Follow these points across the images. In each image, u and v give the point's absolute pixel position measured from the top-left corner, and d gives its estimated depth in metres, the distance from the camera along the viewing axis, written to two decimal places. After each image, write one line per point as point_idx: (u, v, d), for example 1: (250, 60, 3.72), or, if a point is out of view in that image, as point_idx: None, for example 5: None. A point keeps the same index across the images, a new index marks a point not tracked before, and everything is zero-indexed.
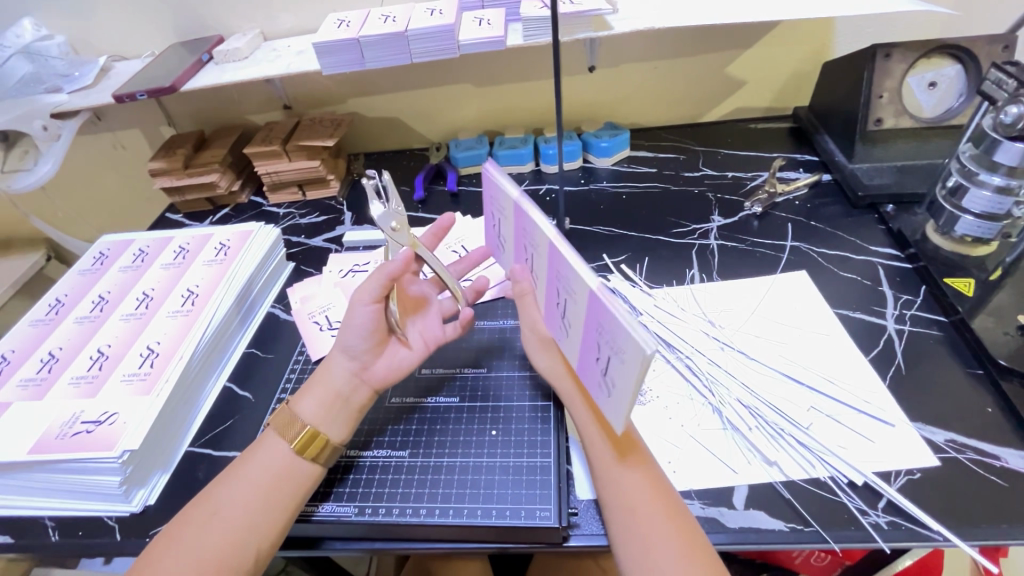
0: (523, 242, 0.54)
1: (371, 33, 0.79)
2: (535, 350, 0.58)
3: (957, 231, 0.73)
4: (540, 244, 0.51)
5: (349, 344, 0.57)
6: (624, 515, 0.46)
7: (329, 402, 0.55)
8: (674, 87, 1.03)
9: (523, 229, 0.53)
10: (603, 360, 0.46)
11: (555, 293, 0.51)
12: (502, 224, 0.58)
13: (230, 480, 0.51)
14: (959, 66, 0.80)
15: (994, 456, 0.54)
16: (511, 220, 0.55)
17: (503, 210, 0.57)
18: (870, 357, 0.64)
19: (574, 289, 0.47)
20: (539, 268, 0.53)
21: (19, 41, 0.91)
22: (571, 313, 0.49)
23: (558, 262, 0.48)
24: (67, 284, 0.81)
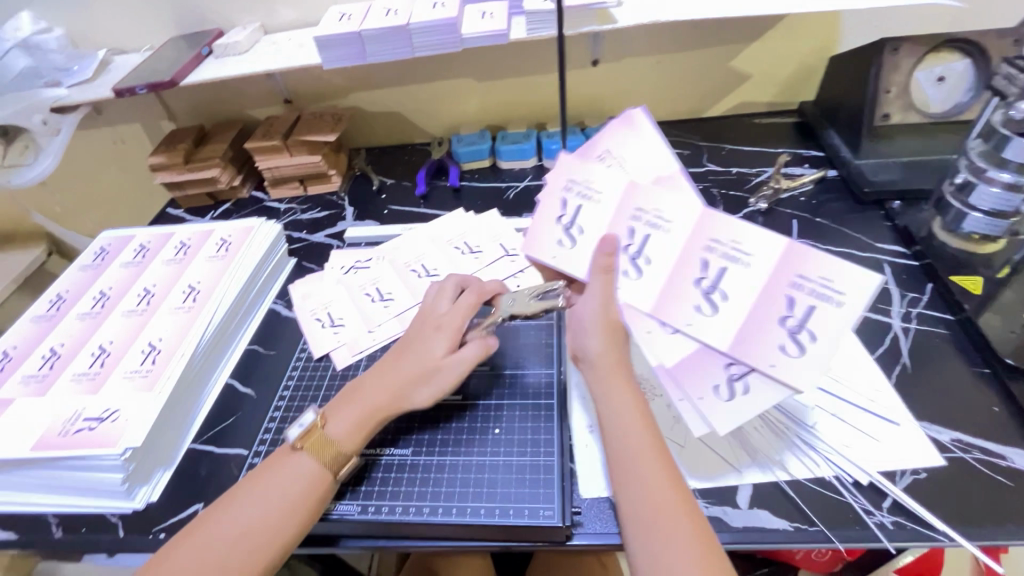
0: (627, 216, 0.52)
1: (372, 26, 0.78)
2: (587, 330, 0.52)
3: (965, 229, 0.72)
4: (673, 215, 0.50)
5: (419, 348, 0.59)
6: (642, 519, 0.45)
7: (360, 419, 0.56)
8: (678, 81, 1.02)
9: (631, 202, 0.52)
10: (707, 278, 0.49)
11: (693, 263, 0.49)
12: (580, 212, 0.55)
13: (244, 491, 0.51)
14: (968, 60, 0.78)
15: (1000, 456, 0.54)
16: (609, 198, 0.53)
17: (590, 193, 0.54)
18: (875, 356, 0.64)
19: (752, 255, 0.48)
20: (651, 240, 0.51)
21: (17, 34, 0.90)
22: (722, 281, 0.48)
23: (713, 229, 0.49)
24: (69, 280, 0.81)
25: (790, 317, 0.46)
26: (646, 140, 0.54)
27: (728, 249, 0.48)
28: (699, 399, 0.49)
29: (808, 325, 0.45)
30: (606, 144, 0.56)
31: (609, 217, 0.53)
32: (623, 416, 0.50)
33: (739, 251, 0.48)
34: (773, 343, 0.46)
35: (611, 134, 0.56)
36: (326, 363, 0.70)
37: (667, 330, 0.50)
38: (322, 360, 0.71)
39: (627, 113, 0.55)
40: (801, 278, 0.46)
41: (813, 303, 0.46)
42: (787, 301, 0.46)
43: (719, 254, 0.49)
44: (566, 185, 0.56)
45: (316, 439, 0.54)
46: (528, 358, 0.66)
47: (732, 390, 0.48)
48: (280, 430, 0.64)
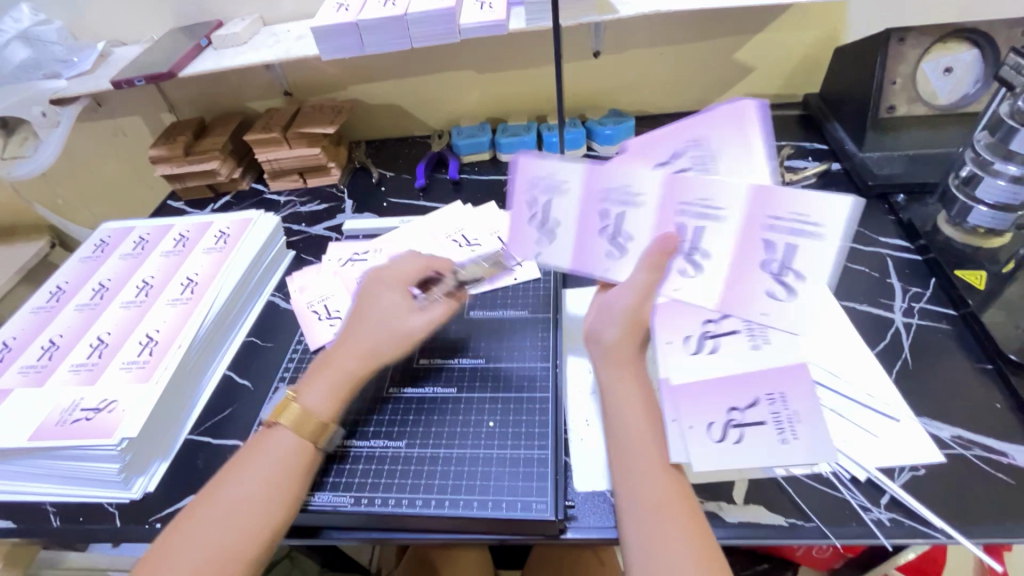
0: (595, 204, 0.54)
1: (370, 17, 0.78)
2: (613, 318, 0.53)
3: (970, 222, 0.71)
4: (642, 186, 0.52)
5: (376, 308, 0.60)
6: (648, 512, 0.45)
7: (335, 387, 0.56)
8: (681, 72, 1.00)
9: (594, 187, 0.53)
10: (688, 242, 0.52)
11: (667, 231, 0.52)
12: (552, 206, 0.56)
13: (233, 474, 0.51)
14: (977, 51, 0.76)
15: (1002, 453, 0.53)
16: (574, 189, 0.54)
17: (557, 188, 0.55)
18: (876, 351, 0.63)
19: (722, 209, 0.49)
20: (626, 217, 0.53)
21: (17, 26, 0.89)
22: (725, 337, 0.56)
23: (682, 190, 0.50)
24: (68, 271, 0.81)
25: (771, 261, 0.50)
26: (758, 143, 0.48)
27: (699, 207, 0.50)
28: (690, 429, 0.51)
29: (791, 266, 0.49)
30: (701, 130, 0.49)
31: (575, 206, 0.55)
32: (630, 406, 0.50)
33: (709, 209, 0.50)
34: (762, 289, 0.51)
35: (721, 122, 0.49)
36: None
37: (689, 350, 0.55)
38: (318, 352, 0.71)
39: (736, 102, 0.48)
40: (774, 219, 0.48)
41: (789, 239, 0.48)
42: (764, 244, 0.49)
43: (689, 214, 0.51)
44: (530, 186, 0.56)
45: (294, 415, 0.54)
46: (524, 351, 0.66)
47: (726, 433, 0.50)
48: None
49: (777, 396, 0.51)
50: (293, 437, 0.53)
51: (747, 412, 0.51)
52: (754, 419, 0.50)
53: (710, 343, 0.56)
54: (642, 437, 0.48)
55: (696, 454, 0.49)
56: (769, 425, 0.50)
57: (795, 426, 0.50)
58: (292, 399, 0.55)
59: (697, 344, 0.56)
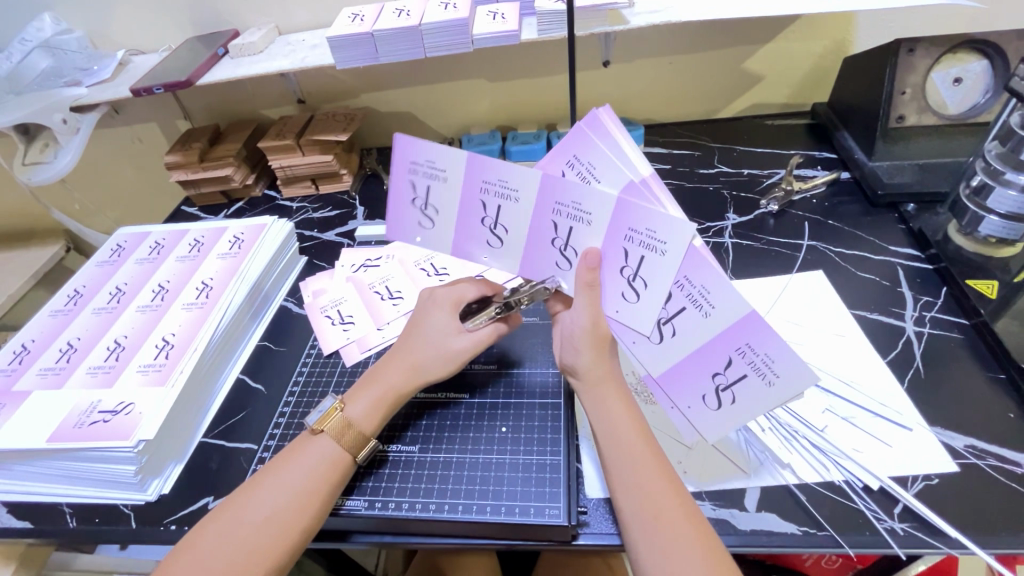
0: (476, 193, 0.52)
1: (385, 27, 0.79)
2: (577, 345, 0.52)
3: (981, 232, 0.71)
4: (519, 183, 0.50)
5: (426, 331, 0.60)
6: (647, 522, 0.45)
7: (379, 402, 0.57)
8: (690, 81, 1.01)
9: (476, 176, 0.51)
10: (560, 238, 0.51)
11: (545, 226, 0.51)
12: (433, 192, 0.53)
13: (269, 476, 0.52)
14: (986, 61, 0.76)
15: (1016, 463, 0.53)
16: (454, 179, 0.52)
17: (439, 174, 0.52)
18: (887, 360, 0.63)
19: (591, 214, 0.48)
20: (502, 210, 0.52)
21: (39, 35, 0.93)
22: (678, 317, 0.48)
23: (557, 191, 0.48)
24: (86, 275, 0.82)
25: (627, 267, 0.48)
26: (623, 147, 0.48)
27: (572, 209, 0.48)
28: (689, 409, 0.52)
29: (642, 274, 0.48)
30: (575, 150, 0.49)
31: (455, 197, 0.53)
32: (618, 423, 0.50)
33: (580, 211, 0.48)
34: (620, 291, 0.50)
35: (581, 140, 0.49)
36: (335, 360, 0.71)
37: (656, 344, 0.51)
38: (332, 356, 0.71)
39: (593, 116, 0.48)
40: (632, 231, 0.46)
41: (644, 253, 0.46)
42: (624, 252, 0.48)
43: (565, 214, 0.49)
44: (409, 171, 0.52)
45: (335, 423, 0.55)
46: (535, 357, 0.67)
47: (720, 400, 0.50)
48: (289, 425, 0.64)
49: (744, 348, 0.46)
50: (330, 444, 0.54)
51: (729, 372, 0.48)
52: (736, 376, 0.48)
53: (668, 329, 0.49)
54: (635, 449, 0.49)
55: (704, 426, 0.51)
56: (751, 375, 0.47)
57: (774, 367, 0.45)
58: (336, 409, 0.56)
59: (659, 335, 0.50)
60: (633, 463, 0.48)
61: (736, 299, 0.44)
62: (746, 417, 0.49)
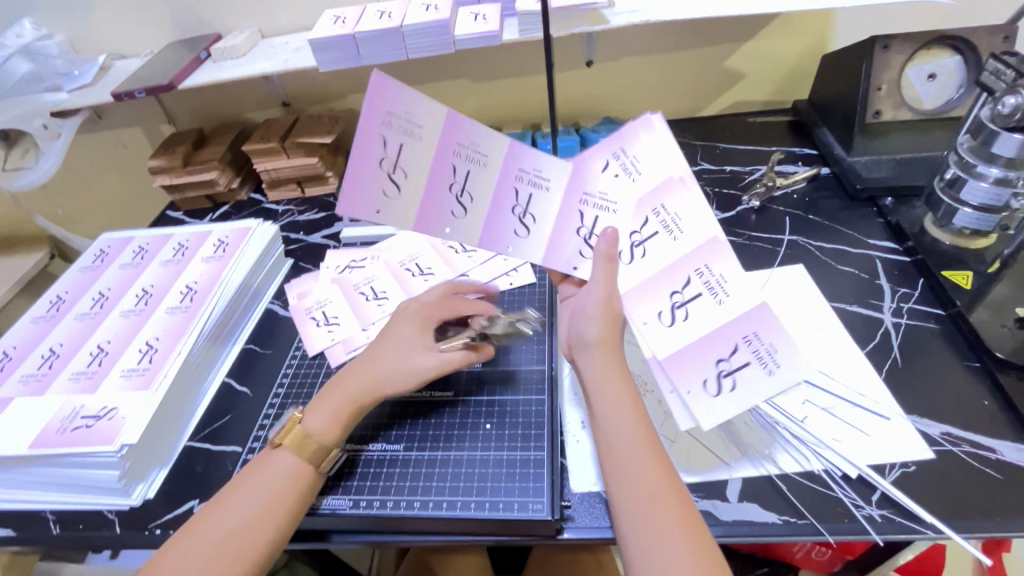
0: (449, 156, 0.50)
1: (367, 29, 0.79)
2: (587, 317, 0.52)
3: (955, 224, 0.72)
4: (550, 172, 0.54)
5: (390, 342, 0.60)
6: (644, 503, 0.45)
7: (339, 412, 0.56)
8: (673, 79, 1.02)
9: (451, 137, 0.50)
10: (519, 207, 0.54)
11: (507, 193, 0.53)
12: (405, 151, 0.48)
13: (237, 487, 0.52)
14: (959, 57, 0.78)
15: (990, 449, 0.54)
16: (429, 137, 0.49)
17: (412, 129, 0.48)
18: (867, 351, 0.64)
19: (616, 202, 0.54)
20: (472, 175, 0.51)
21: (19, 40, 0.91)
22: (692, 303, 0.52)
23: (585, 182, 0.54)
24: (69, 281, 0.82)
25: (636, 236, 0.54)
26: (665, 145, 0.52)
27: (598, 199, 0.54)
28: (688, 394, 0.50)
29: (646, 244, 0.53)
30: (622, 142, 0.53)
31: (429, 159, 0.49)
32: (618, 404, 0.50)
33: (541, 178, 0.54)
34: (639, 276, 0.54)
35: (626, 134, 0.53)
36: (321, 361, 0.71)
37: (665, 326, 0.52)
38: (317, 357, 0.71)
39: (646, 117, 0.53)
40: (659, 209, 0.53)
41: (659, 231, 0.53)
42: (643, 220, 0.53)
43: (591, 203, 0.54)
44: (382, 121, 0.46)
45: (294, 435, 0.54)
46: (520, 354, 0.67)
47: (722, 384, 0.50)
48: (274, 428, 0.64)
49: (751, 336, 0.50)
50: (291, 455, 0.53)
51: (732, 359, 0.50)
52: (739, 363, 0.50)
53: (680, 313, 0.52)
54: (633, 432, 0.48)
55: (702, 414, 0.49)
56: (754, 362, 0.49)
57: (777, 355, 0.49)
58: (296, 421, 0.55)
59: (671, 317, 0.52)
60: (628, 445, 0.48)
61: (750, 291, 0.50)
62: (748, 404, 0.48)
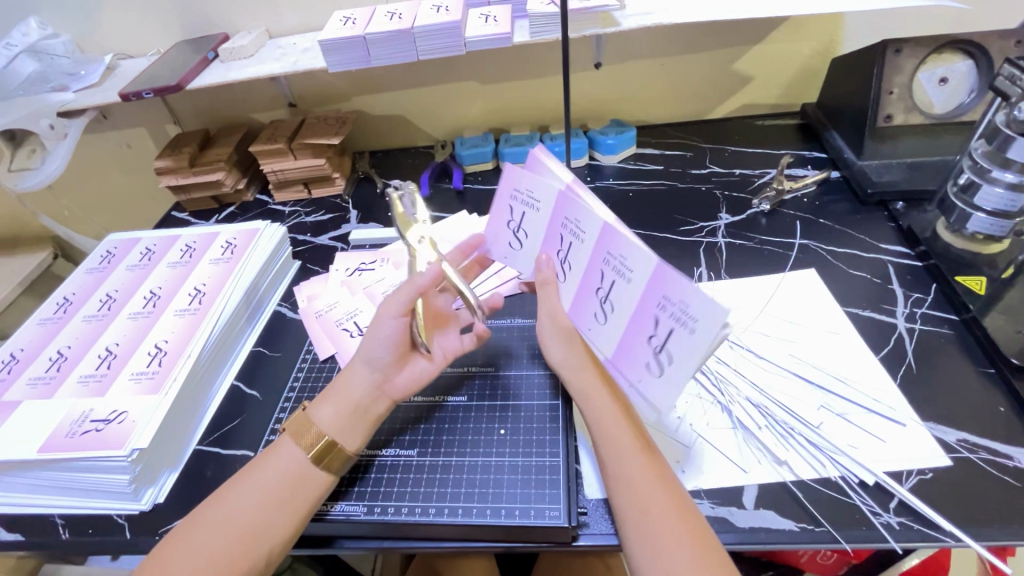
0: (507, 197, 0.56)
1: (377, 30, 0.79)
2: (550, 339, 0.55)
3: (969, 229, 0.72)
4: (541, 195, 0.53)
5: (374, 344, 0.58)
6: (636, 516, 0.45)
7: (349, 412, 0.55)
8: (681, 82, 1.02)
9: (510, 183, 0.55)
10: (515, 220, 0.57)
11: (552, 237, 0.53)
12: (526, 218, 0.55)
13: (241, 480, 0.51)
14: (971, 61, 0.78)
15: (1008, 456, 0.54)
16: (545, 207, 0.53)
17: (535, 203, 0.54)
18: (880, 356, 0.64)
19: (632, 271, 0.47)
20: (525, 216, 0.55)
21: (25, 40, 0.91)
22: (613, 293, 0.49)
23: (611, 240, 0.48)
24: (75, 282, 0.81)
25: (602, 288, 0.50)
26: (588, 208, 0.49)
27: (619, 263, 0.48)
28: (640, 381, 0.50)
29: (613, 295, 0.50)
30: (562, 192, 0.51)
31: (543, 224, 0.54)
32: (605, 416, 0.50)
33: (578, 230, 0.50)
34: (592, 309, 0.52)
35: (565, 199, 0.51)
36: (331, 365, 0.70)
37: (656, 378, 0.48)
38: (328, 361, 0.71)
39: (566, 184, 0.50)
40: (609, 255, 0.49)
41: (615, 279, 0.49)
42: (600, 273, 0.50)
43: (613, 265, 0.49)
44: (510, 197, 0.56)
45: (310, 437, 0.53)
46: (532, 358, 0.67)
47: (661, 363, 0.47)
48: None
49: (667, 301, 0.45)
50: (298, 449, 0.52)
51: (659, 330, 0.46)
52: (666, 332, 0.46)
53: (609, 306, 0.50)
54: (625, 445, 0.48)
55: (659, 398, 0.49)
56: (678, 328, 0.45)
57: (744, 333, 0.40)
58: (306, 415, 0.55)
59: (659, 366, 0.48)
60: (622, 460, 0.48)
61: (707, 306, 0.42)
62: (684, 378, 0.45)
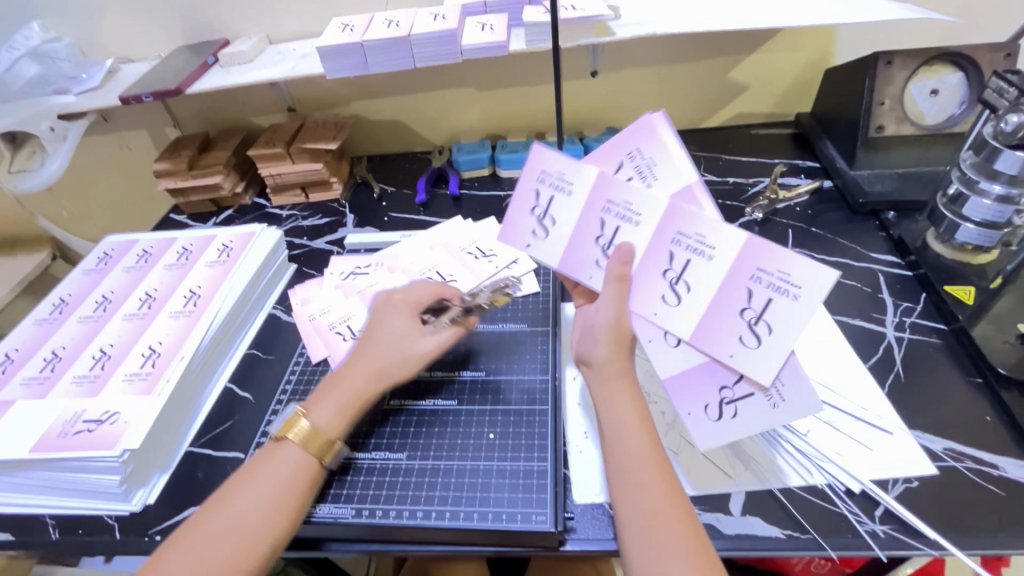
0: (532, 181, 0.56)
1: (375, 37, 0.80)
2: (597, 336, 0.52)
3: (958, 239, 0.72)
4: (574, 177, 0.54)
5: (383, 336, 0.60)
6: (646, 525, 0.45)
7: (344, 405, 0.56)
8: (676, 91, 1.03)
9: (537, 165, 0.55)
10: (541, 206, 0.56)
11: (527, 195, 0.56)
12: (554, 203, 0.55)
13: (236, 486, 0.51)
14: (961, 74, 0.79)
15: (993, 465, 0.54)
16: (581, 192, 0.53)
17: (566, 187, 0.54)
18: (869, 364, 0.64)
19: (714, 248, 0.48)
20: (554, 201, 0.55)
21: (27, 43, 0.91)
22: (687, 272, 0.49)
23: (610, 189, 0.52)
24: (71, 284, 0.82)
25: (670, 270, 0.50)
26: (669, 150, 0.50)
27: (622, 209, 0.51)
28: (688, 416, 0.51)
29: (686, 277, 0.49)
30: (638, 143, 0.51)
31: (578, 211, 0.54)
32: (621, 423, 0.50)
33: (564, 181, 0.54)
34: (657, 293, 0.51)
35: (642, 135, 0.51)
36: (323, 369, 0.70)
37: (673, 307, 0.50)
38: (320, 364, 0.71)
39: (646, 119, 0.51)
40: (681, 235, 0.49)
41: (690, 257, 0.49)
42: (668, 255, 0.50)
43: (614, 212, 0.52)
44: (538, 180, 0.55)
45: (300, 431, 0.54)
46: (522, 364, 0.67)
47: (722, 411, 0.50)
48: (276, 434, 0.64)
49: (755, 274, 0.47)
50: (299, 451, 0.53)
51: (754, 302, 0.47)
52: (762, 303, 0.47)
53: (682, 287, 0.50)
54: (640, 452, 0.48)
55: (698, 436, 0.50)
56: (775, 296, 0.46)
57: (792, 278, 0.45)
58: (300, 415, 0.55)
59: (676, 295, 0.50)
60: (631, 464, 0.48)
61: (818, 270, 0.44)
62: (748, 432, 0.49)
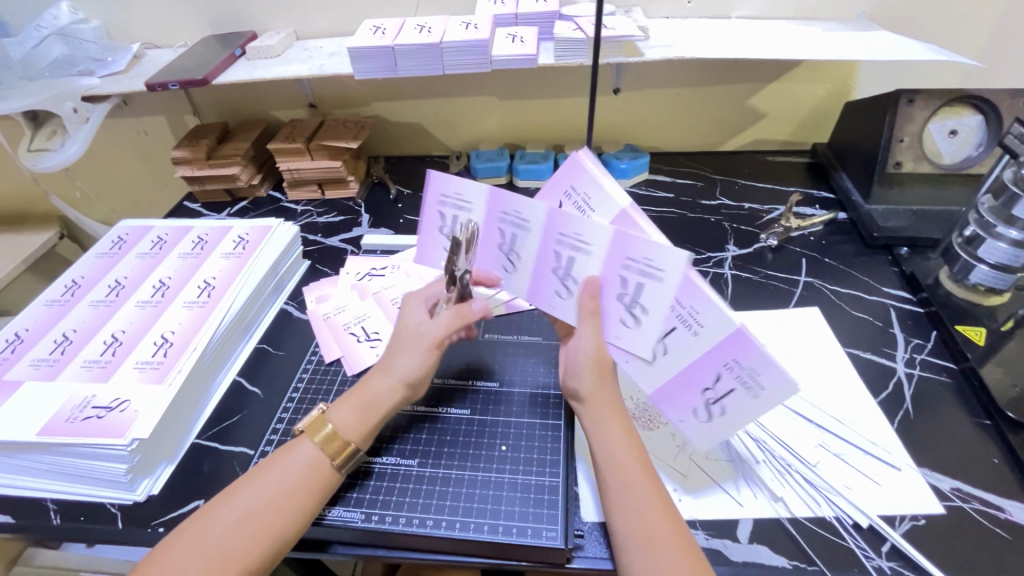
0: (494, 221, 0.56)
1: (406, 41, 0.80)
2: (580, 368, 0.53)
3: (971, 279, 0.74)
4: (530, 215, 0.53)
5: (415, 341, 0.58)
6: (642, 544, 0.45)
7: (363, 409, 0.56)
8: (696, 114, 1.04)
9: (495, 207, 0.55)
10: (506, 244, 0.57)
11: (493, 233, 0.57)
12: (517, 240, 0.55)
13: (249, 481, 0.51)
14: (981, 117, 0.81)
15: (999, 508, 0.54)
16: (535, 230, 0.54)
17: (523, 224, 0.54)
18: (879, 400, 0.65)
19: (664, 269, 0.47)
20: (517, 239, 0.55)
21: (56, 22, 0.93)
22: (642, 295, 0.49)
23: (562, 224, 0.52)
24: (84, 266, 0.81)
25: (625, 294, 0.50)
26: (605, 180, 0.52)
27: (573, 239, 0.51)
28: (681, 422, 0.54)
29: (642, 301, 0.50)
30: (572, 180, 0.54)
31: (535, 246, 0.54)
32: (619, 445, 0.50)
33: (520, 219, 0.54)
34: (618, 317, 0.52)
35: (575, 171, 0.54)
36: (336, 369, 0.70)
37: (632, 328, 0.51)
38: (333, 364, 0.71)
39: (573, 157, 0.53)
40: (629, 259, 0.49)
41: (642, 280, 0.49)
42: (621, 279, 0.50)
43: (567, 244, 0.52)
44: (499, 220, 0.56)
45: (319, 432, 0.54)
46: (534, 377, 0.67)
47: (711, 412, 0.51)
48: (287, 432, 0.64)
49: (732, 363, 0.48)
50: (313, 450, 0.53)
51: (718, 385, 0.50)
52: (725, 390, 0.49)
53: (640, 309, 0.50)
54: (633, 473, 0.49)
55: (695, 438, 0.53)
56: (738, 389, 0.49)
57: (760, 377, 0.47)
58: (322, 418, 0.55)
59: (633, 318, 0.51)
60: (630, 483, 0.48)
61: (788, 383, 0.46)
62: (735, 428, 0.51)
